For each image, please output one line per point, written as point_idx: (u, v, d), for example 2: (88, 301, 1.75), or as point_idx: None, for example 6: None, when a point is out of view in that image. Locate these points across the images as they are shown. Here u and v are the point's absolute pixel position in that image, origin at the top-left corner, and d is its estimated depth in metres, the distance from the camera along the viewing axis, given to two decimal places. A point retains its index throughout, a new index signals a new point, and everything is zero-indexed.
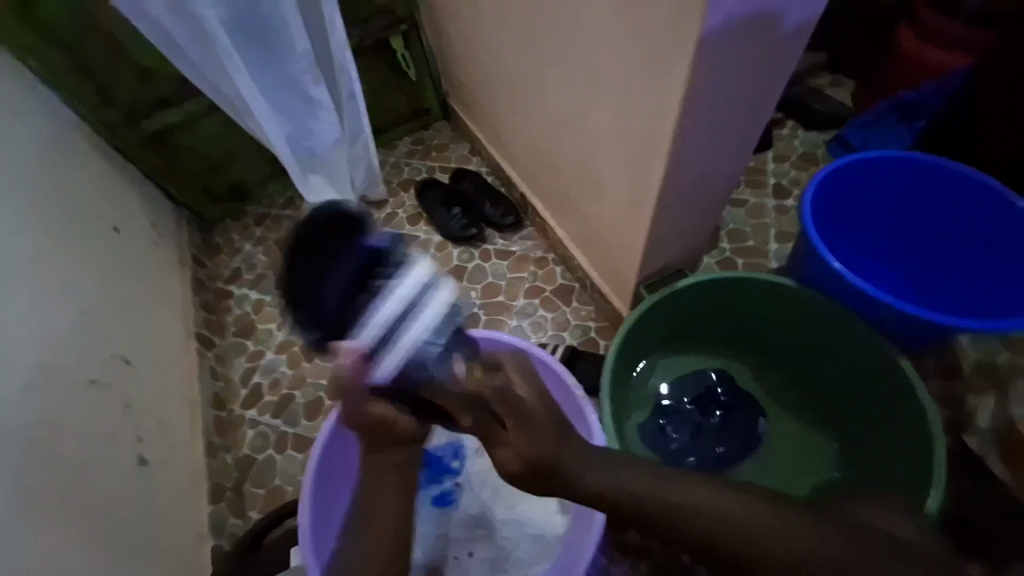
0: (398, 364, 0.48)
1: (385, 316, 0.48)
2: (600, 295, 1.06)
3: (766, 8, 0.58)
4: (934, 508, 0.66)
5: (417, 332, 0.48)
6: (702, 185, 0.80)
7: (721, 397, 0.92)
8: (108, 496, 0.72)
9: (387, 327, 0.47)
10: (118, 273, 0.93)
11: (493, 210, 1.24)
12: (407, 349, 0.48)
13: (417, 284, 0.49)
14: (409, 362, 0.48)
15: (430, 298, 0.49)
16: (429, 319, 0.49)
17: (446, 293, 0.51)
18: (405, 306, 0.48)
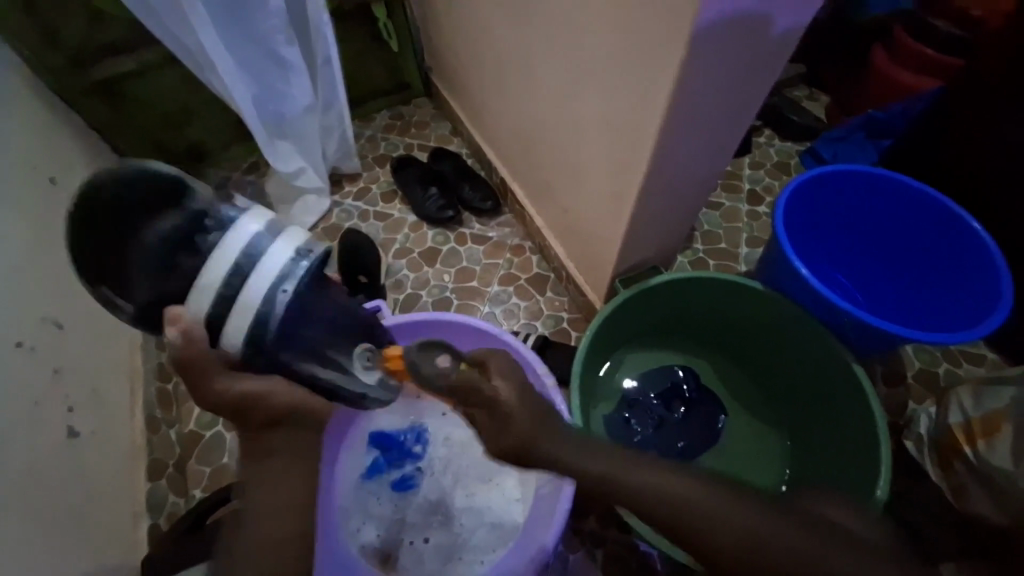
0: (247, 321, 0.54)
1: (211, 278, 0.54)
2: (574, 286, 1.05)
3: (762, 6, 0.57)
4: (883, 496, 0.69)
5: (265, 283, 0.54)
6: (682, 184, 0.80)
7: (685, 393, 0.94)
8: (31, 469, 0.65)
9: (224, 286, 0.54)
10: (55, 228, 0.85)
11: (471, 193, 1.20)
12: (263, 293, 0.54)
13: (237, 240, 0.55)
14: (259, 313, 0.54)
15: (261, 247, 0.55)
16: (265, 269, 0.55)
17: (288, 239, 0.57)
18: (230, 264, 0.54)
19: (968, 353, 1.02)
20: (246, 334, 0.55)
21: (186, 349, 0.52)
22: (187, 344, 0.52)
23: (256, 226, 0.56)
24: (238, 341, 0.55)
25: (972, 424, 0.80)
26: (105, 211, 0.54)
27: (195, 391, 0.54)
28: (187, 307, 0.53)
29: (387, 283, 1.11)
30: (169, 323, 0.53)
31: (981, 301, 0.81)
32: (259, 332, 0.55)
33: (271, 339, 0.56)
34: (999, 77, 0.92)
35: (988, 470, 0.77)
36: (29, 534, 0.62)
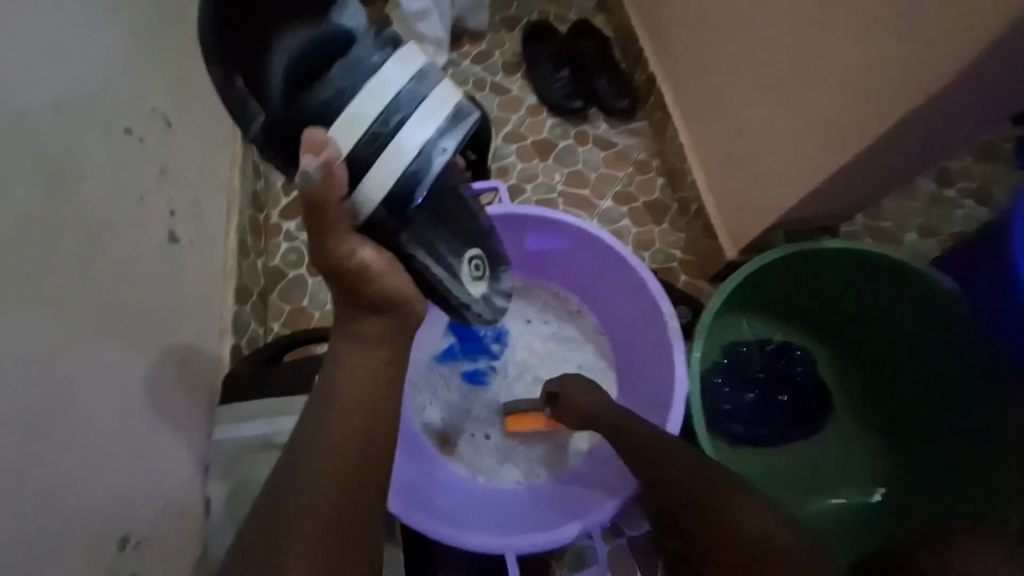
0: (390, 178, 0.43)
1: (357, 112, 0.43)
2: (701, 225, 0.91)
3: None
4: None
5: (417, 142, 0.44)
6: (929, 132, 0.60)
7: (795, 377, 0.82)
8: (137, 262, 0.63)
9: (378, 122, 0.43)
10: (170, 12, 0.76)
11: (607, 87, 1.02)
12: (411, 154, 0.44)
13: (390, 81, 0.44)
14: (402, 174, 0.44)
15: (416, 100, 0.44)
16: (420, 125, 0.44)
17: (443, 99, 0.46)
18: (381, 107, 0.43)
19: None
20: (387, 191, 0.44)
21: (327, 187, 0.40)
22: (325, 181, 0.40)
23: (417, 62, 0.45)
24: (376, 198, 0.44)
25: None
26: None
27: (314, 250, 0.44)
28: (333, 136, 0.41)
29: (492, 167, 1.00)
30: (305, 148, 0.39)
31: None
32: (399, 191, 0.44)
33: (411, 205, 0.45)
34: None
35: None
36: (133, 324, 0.60)
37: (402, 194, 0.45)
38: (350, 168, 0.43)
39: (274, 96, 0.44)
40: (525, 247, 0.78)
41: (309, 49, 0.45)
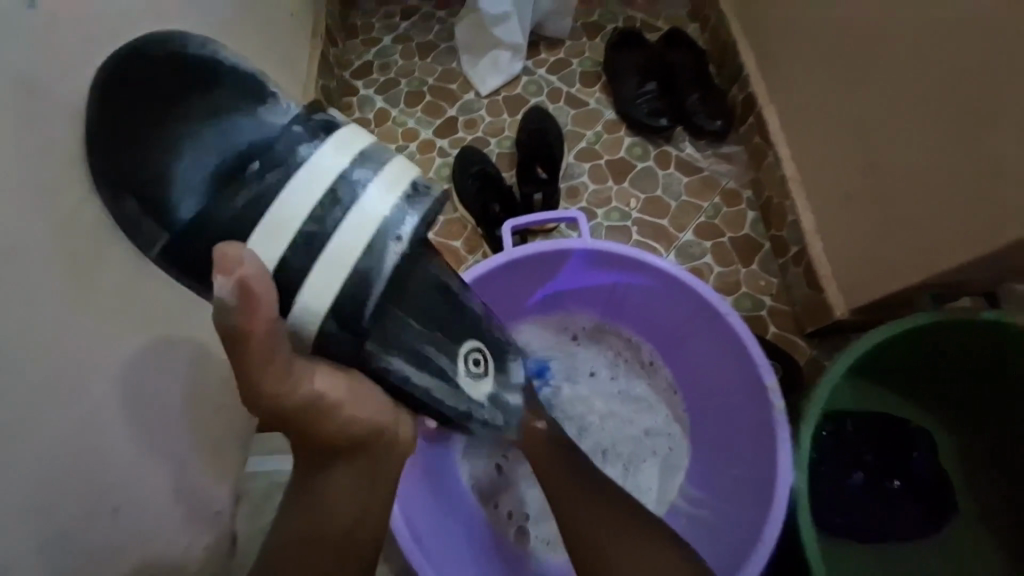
0: (332, 286, 0.35)
1: (288, 212, 0.34)
2: (800, 273, 0.78)
3: None
4: None
5: (361, 234, 0.35)
6: None
7: (913, 464, 0.66)
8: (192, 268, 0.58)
9: (313, 219, 0.34)
10: None
11: (699, 104, 0.91)
12: (355, 249, 0.35)
13: (323, 169, 0.35)
14: (345, 278, 0.35)
15: (352, 185, 0.36)
16: (360, 215, 0.35)
17: (385, 178, 0.37)
18: (315, 198, 0.35)
19: None
20: (334, 303, 0.35)
21: (246, 314, 0.31)
22: (243, 307, 0.31)
23: (358, 144, 0.37)
24: (319, 315, 0.35)
25: None
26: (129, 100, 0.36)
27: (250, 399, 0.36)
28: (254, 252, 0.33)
29: (561, 187, 0.91)
30: (219, 268, 0.31)
31: None
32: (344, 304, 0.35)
33: (366, 314, 0.36)
34: None
35: None
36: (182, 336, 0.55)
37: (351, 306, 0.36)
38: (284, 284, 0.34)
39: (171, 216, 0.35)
40: (594, 282, 0.69)
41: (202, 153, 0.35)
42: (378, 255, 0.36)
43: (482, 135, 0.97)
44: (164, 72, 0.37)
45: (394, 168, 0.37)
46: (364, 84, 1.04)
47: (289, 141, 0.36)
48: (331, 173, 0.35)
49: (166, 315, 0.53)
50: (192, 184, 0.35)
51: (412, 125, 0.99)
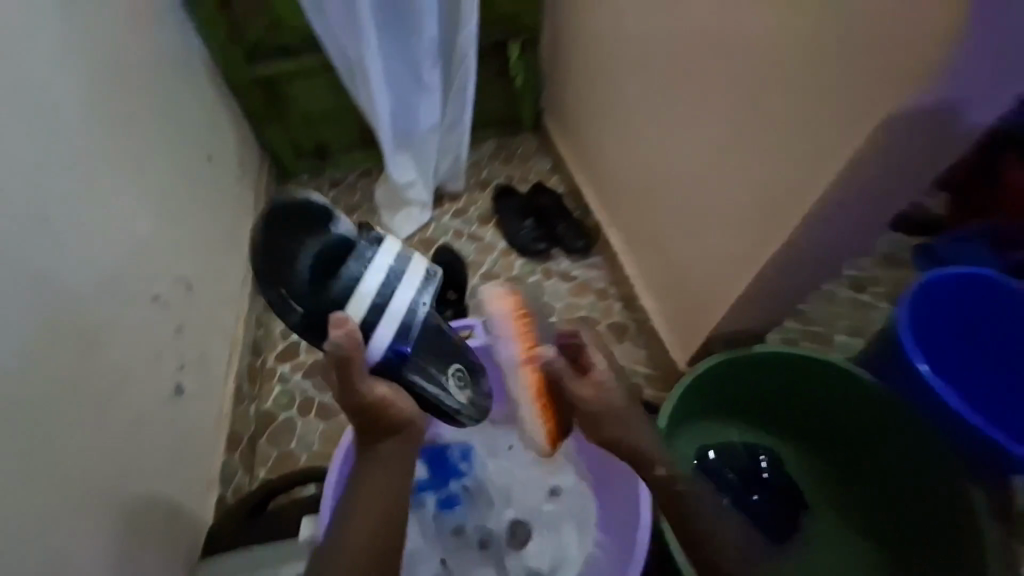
0: (391, 330, 0.57)
1: (365, 289, 0.56)
2: (656, 342, 1.03)
3: (957, 105, 0.50)
4: None
5: (403, 299, 0.58)
6: (811, 261, 0.72)
7: (765, 478, 0.86)
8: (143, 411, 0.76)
9: (377, 294, 0.57)
10: (199, 198, 0.98)
11: (565, 230, 1.22)
12: (400, 309, 0.58)
13: (380, 263, 0.58)
14: (398, 327, 0.57)
15: (398, 272, 0.58)
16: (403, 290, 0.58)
17: (416, 264, 0.60)
18: (379, 280, 0.57)
19: None
20: (389, 341, 0.57)
21: (350, 347, 0.55)
22: (349, 345, 0.55)
23: (396, 245, 0.59)
24: (383, 347, 0.57)
25: None
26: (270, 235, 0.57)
27: (341, 392, 0.59)
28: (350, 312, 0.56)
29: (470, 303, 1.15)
30: (335, 325, 0.55)
31: None
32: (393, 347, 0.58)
33: (405, 348, 0.59)
34: None
35: None
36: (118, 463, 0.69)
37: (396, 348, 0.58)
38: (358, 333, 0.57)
39: (309, 304, 0.57)
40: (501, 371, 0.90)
41: (322, 261, 0.58)
42: (412, 312, 0.58)
43: None
44: (278, 215, 0.58)
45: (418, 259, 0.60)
46: None
47: (362, 248, 0.58)
48: (385, 265, 0.58)
49: (108, 457, 0.68)
50: (318, 283, 0.57)
51: None
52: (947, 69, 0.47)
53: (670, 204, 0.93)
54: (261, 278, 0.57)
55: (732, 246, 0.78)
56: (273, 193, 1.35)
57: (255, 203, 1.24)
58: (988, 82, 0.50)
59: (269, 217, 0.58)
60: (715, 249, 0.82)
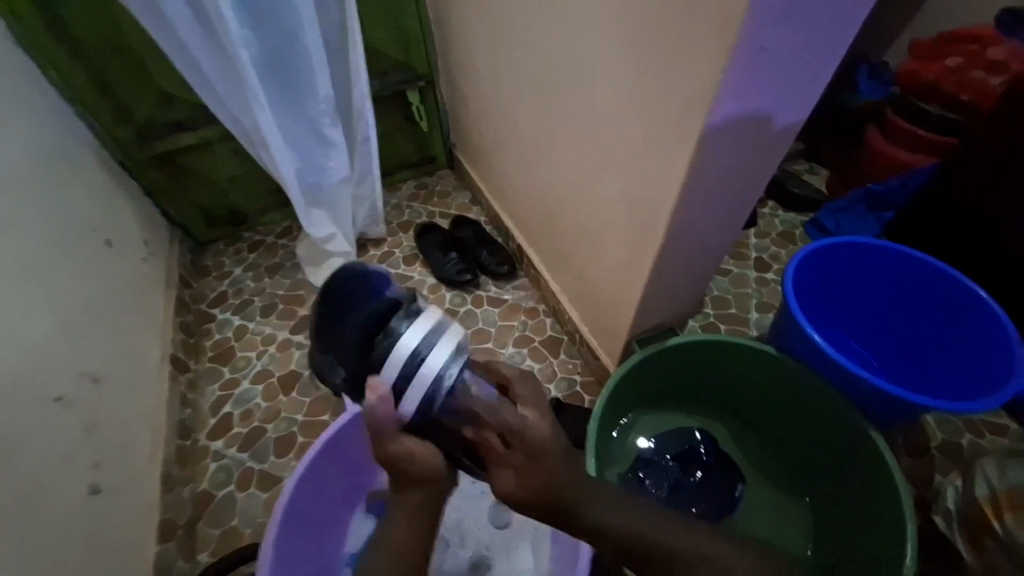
0: (420, 399, 0.51)
1: (397, 363, 0.51)
2: (588, 349, 1.07)
3: (766, 110, 0.58)
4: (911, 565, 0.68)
5: (429, 369, 0.51)
6: (692, 255, 0.78)
7: (703, 458, 0.95)
8: (57, 522, 0.70)
9: (405, 367, 0.51)
10: (100, 286, 0.94)
11: (489, 257, 1.26)
12: (427, 379, 0.51)
13: (409, 337, 0.51)
14: (428, 397, 0.51)
15: (428, 344, 0.52)
16: (428, 366, 0.51)
17: (446, 342, 0.52)
18: (416, 346, 0.51)
19: (994, 425, 1.01)
20: (416, 409, 0.51)
21: (375, 412, 0.50)
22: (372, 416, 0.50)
23: (431, 320, 0.53)
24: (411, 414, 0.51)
25: (998, 496, 0.77)
26: (330, 310, 0.63)
27: (375, 446, 0.53)
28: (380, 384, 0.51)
29: None
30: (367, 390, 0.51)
31: (990, 371, 0.81)
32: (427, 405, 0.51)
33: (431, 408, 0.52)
34: (996, 153, 0.94)
35: (1016, 548, 0.73)
36: None
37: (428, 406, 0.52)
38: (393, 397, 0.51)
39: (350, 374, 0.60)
40: None
41: (372, 329, 0.57)
42: (440, 381, 0.51)
43: None
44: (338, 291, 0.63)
45: (450, 329, 0.54)
46: (222, 310, 1.25)
47: (402, 326, 0.53)
48: (416, 337, 0.52)
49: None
50: (359, 350, 0.57)
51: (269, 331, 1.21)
52: (757, 89, 0.54)
53: (565, 221, 0.96)
54: (325, 346, 0.64)
55: (615, 254, 0.83)
56: (188, 265, 1.30)
57: (169, 278, 1.20)
58: (791, 90, 0.57)
59: (331, 293, 0.64)
60: (612, 259, 0.85)
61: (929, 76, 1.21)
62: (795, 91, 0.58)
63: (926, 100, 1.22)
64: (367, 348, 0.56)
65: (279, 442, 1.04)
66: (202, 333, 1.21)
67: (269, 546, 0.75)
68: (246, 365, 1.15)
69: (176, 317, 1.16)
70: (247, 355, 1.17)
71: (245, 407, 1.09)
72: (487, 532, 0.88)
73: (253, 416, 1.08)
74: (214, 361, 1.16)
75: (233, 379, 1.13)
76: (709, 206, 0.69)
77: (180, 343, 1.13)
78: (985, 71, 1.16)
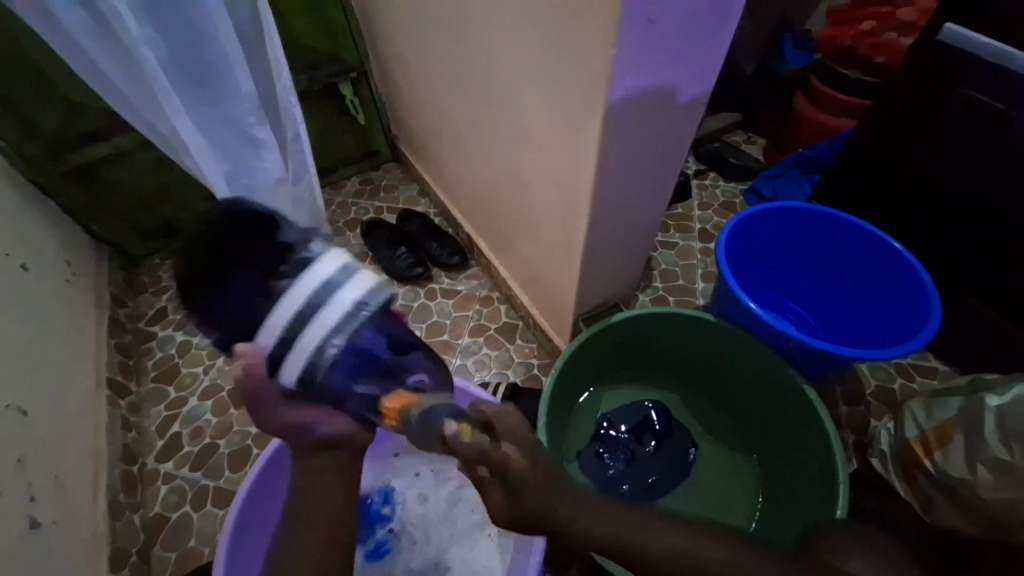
0: (297, 366, 0.49)
1: (282, 317, 0.49)
2: (541, 332, 1.09)
3: (667, 83, 0.60)
4: (840, 516, 0.73)
5: (317, 329, 0.49)
6: (623, 231, 0.80)
7: (656, 427, 0.98)
8: None
9: (292, 318, 0.49)
10: (20, 312, 0.88)
11: (439, 249, 1.25)
12: (311, 342, 0.49)
13: (311, 282, 0.50)
14: (311, 362, 0.49)
15: (329, 293, 0.50)
16: (328, 318, 0.49)
17: (356, 286, 0.51)
18: (299, 304, 0.49)
19: (921, 367, 1.09)
20: (299, 374, 0.50)
21: (257, 378, 0.52)
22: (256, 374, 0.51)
23: (333, 268, 0.51)
24: (295, 380, 0.50)
25: (927, 436, 0.84)
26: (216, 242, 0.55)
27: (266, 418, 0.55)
28: (257, 342, 0.50)
29: None
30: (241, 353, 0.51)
31: (910, 318, 0.87)
32: (309, 378, 0.50)
33: (322, 379, 0.51)
34: (907, 112, 0.99)
35: (946, 481, 0.79)
36: None
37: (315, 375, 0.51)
38: (276, 356, 0.50)
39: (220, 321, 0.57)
40: None
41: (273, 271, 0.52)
42: (323, 347, 0.49)
43: None
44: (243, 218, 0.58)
45: (363, 278, 0.51)
46: (162, 327, 1.20)
47: (303, 270, 0.51)
48: (316, 284, 0.50)
49: None
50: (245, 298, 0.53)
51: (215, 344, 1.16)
52: (653, 63, 0.56)
53: (505, 207, 0.97)
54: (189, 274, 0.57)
55: (554, 238, 0.84)
56: (120, 283, 1.24)
57: (99, 299, 1.14)
58: (690, 63, 0.59)
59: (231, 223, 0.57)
60: (549, 241, 0.86)
61: (846, 41, 1.26)
62: (695, 63, 0.60)
63: (846, 66, 1.29)
64: (256, 295, 0.52)
65: (234, 456, 1.02)
66: (143, 353, 1.16)
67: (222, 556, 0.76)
68: (193, 382, 1.11)
69: (111, 338, 1.10)
70: (192, 371, 1.13)
71: (194, 426, 1.05)
72: (450, 527, 0.88)
73: (203, 432, 1.05)
74: (157, 381, 1.12)
75: (180, 398, 1.09)
76: (630, 181, 0.71)
77: (117, 366, 1.08)
78: (896, 32, 1.23)
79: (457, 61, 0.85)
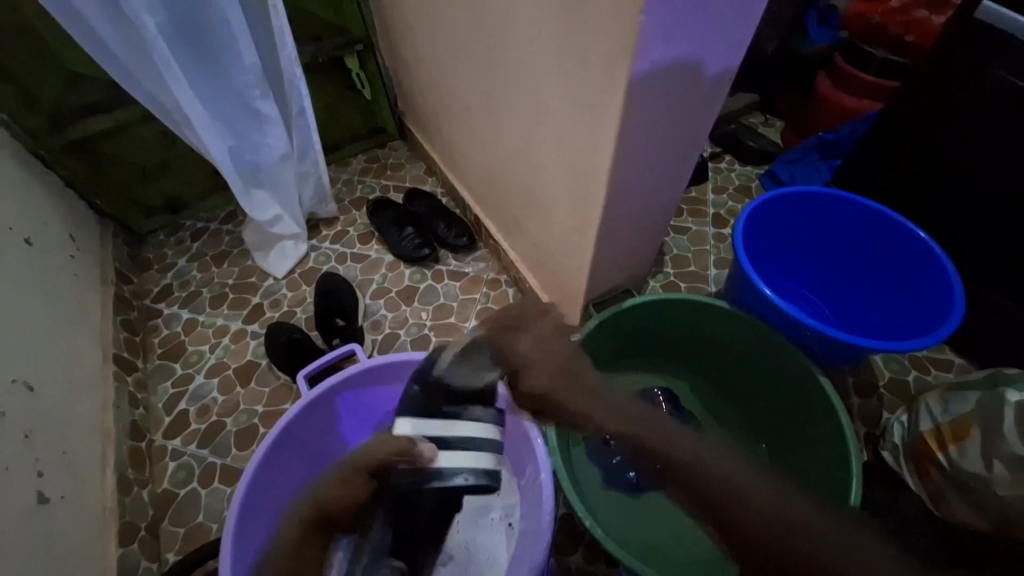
0: (447, 463, 0.63)
1: (460, 429, 0.64)
2: None
3: (693, 55, 0.56)
4: (855, 498, 0.71)
5: (470, 463, 0.63)
6: (639, 213, 0.78)
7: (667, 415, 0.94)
8: (6, 536, 0.67)
9: (464, 441, 0.64)
10: (24, 287, 0.87)
11: (446, 230, 1.22)
12: (461, 466, 0.63)
13: (482, 431, 0.66)
14: (448, 474, 0.62)
15: (488, 454, 0.65)
16: (481, 461, 0.64)
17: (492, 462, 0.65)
18: (473, 435, 0.65)
19: (937, 360, 1.07)
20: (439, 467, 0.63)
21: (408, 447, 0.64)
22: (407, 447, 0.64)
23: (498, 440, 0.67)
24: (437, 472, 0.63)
25: (942, 430, 0.82)
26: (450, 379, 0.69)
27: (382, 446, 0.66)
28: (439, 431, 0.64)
29: (365, 325, 1.13)
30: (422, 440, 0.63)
31: (932, 308, 0.84)
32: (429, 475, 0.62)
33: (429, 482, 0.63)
34: (937, 95, 0.95)
35: (960, 477, 0.78)
36: None
37: (433, 474, 0.63)
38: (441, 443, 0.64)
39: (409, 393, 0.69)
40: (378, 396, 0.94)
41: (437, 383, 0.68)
42: (462, 478, 0.63)
43: (287, 308, 1.17)
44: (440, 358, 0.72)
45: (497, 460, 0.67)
46: (168, 304, 1.19)
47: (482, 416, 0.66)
48: (476, 438, 0.65)
49: None
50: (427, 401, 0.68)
51: (221, 323, 1.16)
52: (679, 33, 0.52)
53: (515, 188, 0.93)
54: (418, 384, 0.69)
55: (566, 221, 0.81)
56: (125, 258, 1.22)
57: (104, 275, 1.13)
58: (718, 33, 0.56)
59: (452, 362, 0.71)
60: (562, 225, 0.83)
61: (875, 18, 1.20)
62: (722, 34, 0.56)
63: (873, 45, 1.23)
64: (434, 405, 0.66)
65: (240, 435, 1.02)
66: (148, 330, 1.15)
67: (230, 539, 0.73)
68: (199, 359, 1.11)
69: (116, 314, 1.10)
70: (199, 349, 1.12)
71: (201, 404, 1.06)
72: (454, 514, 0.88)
73: (210, 411, 1.05)
74: (164, 358, 1.12)
75: (186, 375, 1.09)
76: (647, 162, 0.67)
77: (123, 342, 1.07)
78: (927, 10, 1.16)
79: (468, 32, 0.81)
